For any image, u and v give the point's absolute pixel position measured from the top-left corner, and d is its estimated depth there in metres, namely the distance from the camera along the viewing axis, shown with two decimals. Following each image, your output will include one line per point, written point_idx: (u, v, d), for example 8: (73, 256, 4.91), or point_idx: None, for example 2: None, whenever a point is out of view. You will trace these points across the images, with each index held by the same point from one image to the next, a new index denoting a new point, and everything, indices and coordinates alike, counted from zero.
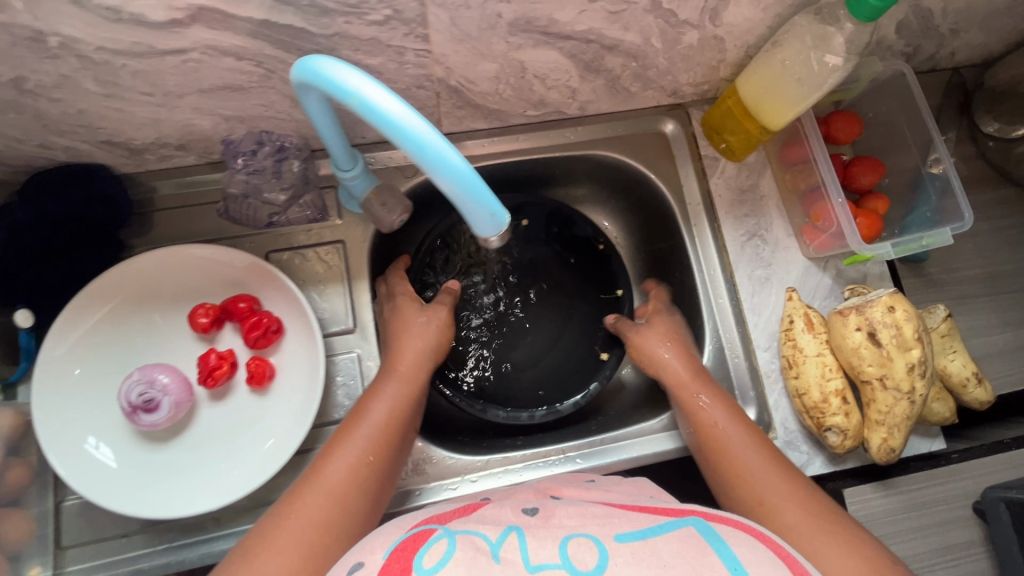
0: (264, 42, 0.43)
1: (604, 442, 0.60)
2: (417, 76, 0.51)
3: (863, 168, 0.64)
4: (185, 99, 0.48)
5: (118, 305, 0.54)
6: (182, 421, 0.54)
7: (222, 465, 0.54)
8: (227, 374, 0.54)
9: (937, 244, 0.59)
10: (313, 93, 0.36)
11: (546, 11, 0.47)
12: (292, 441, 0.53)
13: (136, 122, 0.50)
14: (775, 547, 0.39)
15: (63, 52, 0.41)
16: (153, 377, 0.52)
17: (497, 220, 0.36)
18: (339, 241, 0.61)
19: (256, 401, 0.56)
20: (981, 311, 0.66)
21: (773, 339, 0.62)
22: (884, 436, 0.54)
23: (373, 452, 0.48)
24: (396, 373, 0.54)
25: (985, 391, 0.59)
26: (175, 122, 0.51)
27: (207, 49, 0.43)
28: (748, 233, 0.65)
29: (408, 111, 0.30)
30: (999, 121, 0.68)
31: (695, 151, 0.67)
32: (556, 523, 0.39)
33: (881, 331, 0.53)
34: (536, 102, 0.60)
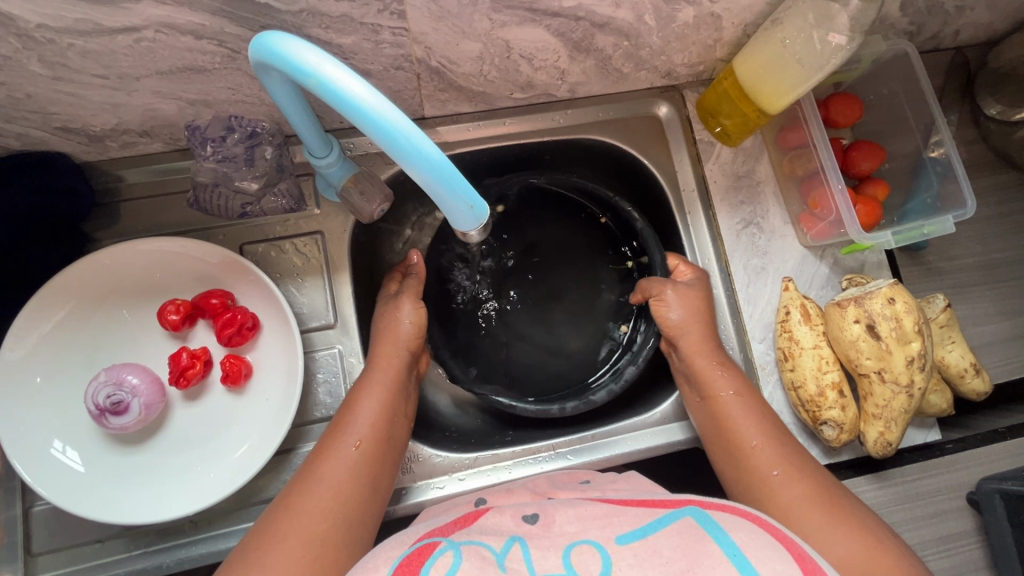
0: (225, 20, 0.40)
1: (596, 437, 0.58)
2: (394, 57, 0.48)
3: (862, 153, 0.62)
4: (143, 82, 0.45)
5: (82, 303, 0.51)
6: (154, 423, 0.52)
7: (198, 467, 0.52)
8: (200, 373, 0.52)
9: (937, 233, 0.57)
10: (272, 73, 0.33)
11: None
12: (271, 443, 0.51)
13: (92, 107, 0.47)
14: (773, 530, 0.38)
15: (1, 30, 0.37)
16: (121, 378, 0.49)
17: (475, 212, 0.34)
18: (317, 232, 0.58)
19: (233, 400, 0.54)
20: (979, 300, 0.65)
21: (769, 330, 0.60)
22: (881, 430, 0.53)
23: (365, 441, 0.47)
24: (380, 362, 0.52)
25: (983, 381, 0.58)
26: (135, 106, 0.48)
27: (162, 26, 0.39)
28: (744, 221, 0.63)
29: (375, 95, 0.27)
30: (1002, 103, 0.66)
31: (690, 135, 0.64)
32: (557, 531, 0.38)
33: (881, 323, 0.51)
34: (524, 84, 0.57)
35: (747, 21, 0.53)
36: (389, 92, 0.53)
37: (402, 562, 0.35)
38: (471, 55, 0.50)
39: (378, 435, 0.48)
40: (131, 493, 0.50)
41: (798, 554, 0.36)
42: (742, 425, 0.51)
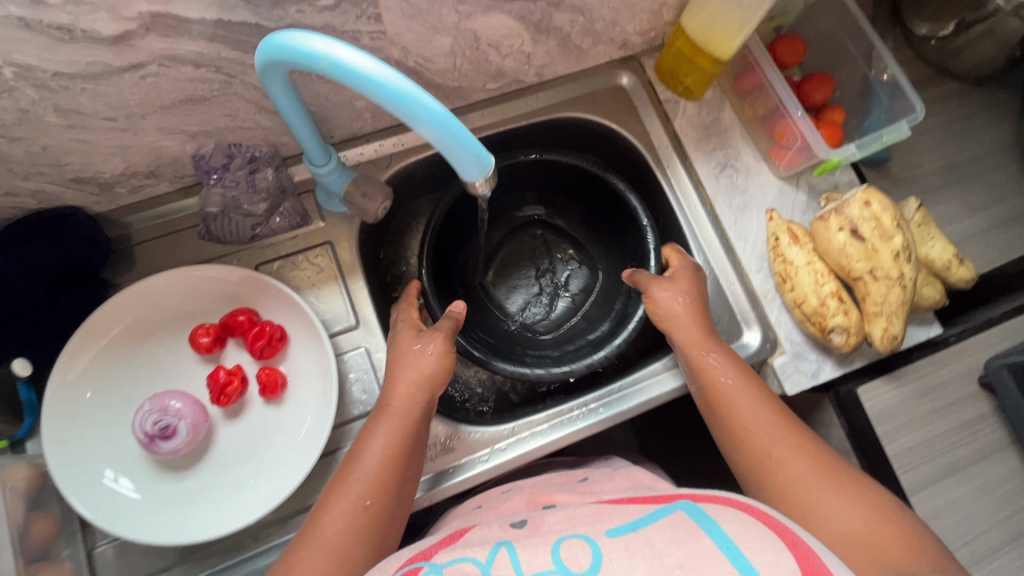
0: (221, 45, 0.43)
1: (623, 388, 0.61)
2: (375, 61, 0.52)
3: (814, 85, 0.67)
4: (148, 119, 0.48)
5: (117, 340, 0.53)
6: (202, 445, 0.54)
7: (249, 481, 0.53)
8: (238, 389, 0.54)
9: (896, 140, 0.61)
10: (279, 75, 0.36)
11: None
12: (317, 443, 0.52)
13: (103, 152, 0.50)
14: (767, 518, 0.39)
15: (19, 83, 0.41)
16: (165, 404, 0.51)
17: (482, 161, 0.37)
18: (326, 243, 0.61)
19: (272, 412, 0.55)
20: (949, 200, 0.69)
21: (763, 260, 0.63)
22: (885, 325, 0.56)
23: (373, 495, 0.46)
24: (395, 412, 0.50)
25: (968, 269, 0.61)
26: (143, 146, 0.51)
27: (164, 59, 0.43)
28: (719, 164, 0.67)
29: (380, 64, 0.31)
30: (928, 21, 0.71)
31: (655, 97, 0.69)
32: (546, 530, 0.42)
33: (862, 226, 0.55)
34: (496, 73, 0.62)
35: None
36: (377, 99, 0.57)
37: None
38: (445, 49, 0.54)
39: (384, 486, 0.47)
40: (188, 516, 0.51)
41: (792, 542, 0.37)
42: (739, 407, 0.51)
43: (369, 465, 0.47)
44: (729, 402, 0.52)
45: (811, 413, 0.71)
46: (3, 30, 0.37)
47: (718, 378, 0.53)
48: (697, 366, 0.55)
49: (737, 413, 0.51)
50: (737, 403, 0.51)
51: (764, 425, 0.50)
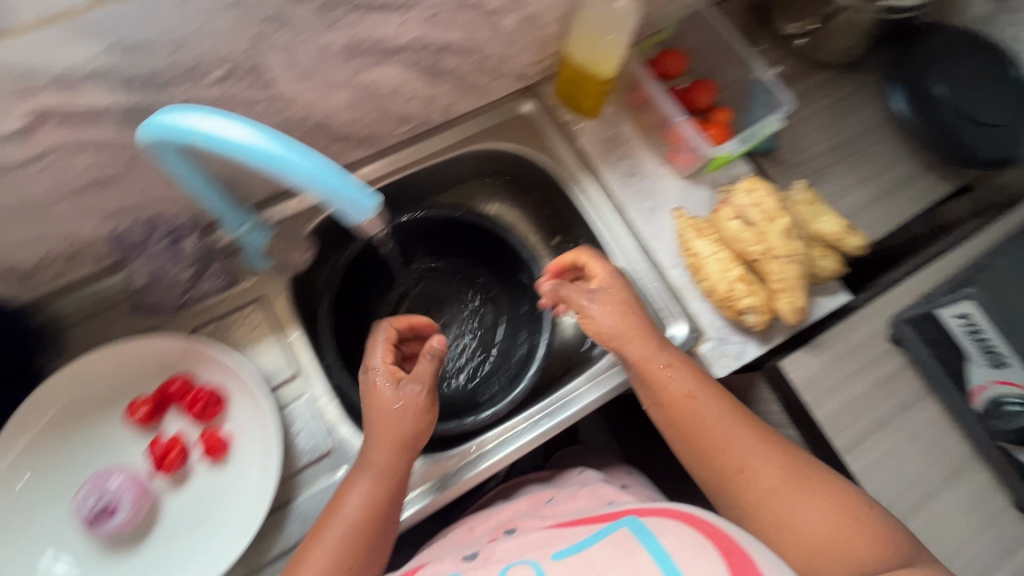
0: (118, 128, 0.46)
1: (563, 396, 0.63)
2: (278, 122, 0.55)
3: (698, 90, 0.73)
4: (59, 206, 0.50)
5: (50, 427, 0.53)
6: (148, 520, 0.53)
7: (200, 547, 0.53)
8: (180, 456, 0.54)
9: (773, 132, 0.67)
10: (166, 148, 0.39)
11: (371, 31, 0.51)
12: (263, 498, 0.53)
13: (17, 243, 0.51)
14: (705, 527, 0.43)
15: None
16: (104, 482, 0.52)
17: (361, 204, 0.39)
18: (258, 299, 0.63)
19: (216, 476, 0.55)
20: (840, 176, 0.75)
21: (678, 257, 0.68)
22: (790, 299, 0.60)
23: (355, 547, 0.49)
24: (374, 466, 0.51)
25: (862, 237, 0.66)
26: (59, 232, 0.52)
27: (63, 148, 0.45)
28: (626, 173, 0.72)
29: (245, 129, 0.34)
30: (794, 22, 0.79)
31: (557, 120, 0.74)
32: (495, 559, 0.48)
33: (749, 212, 0.61)
34: (402, 117, 0.65)
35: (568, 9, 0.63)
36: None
37: None
38: (347, 103, 0.58)
39: (360, 538, 0.49)
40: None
41: (727, 547, 0.41)
42: (710, 422, 0.56)
43: (349, 517, 0.50)
44: (689, 417, 0.57)
45: (747, 391, 0.75)
46: None
47: (681, 391, 0.57)
48: (655, 377, 0.58)
49: (700, 425, 0.57)
50: (693, 415, 0.57)
51: (728, 432, 0.56)
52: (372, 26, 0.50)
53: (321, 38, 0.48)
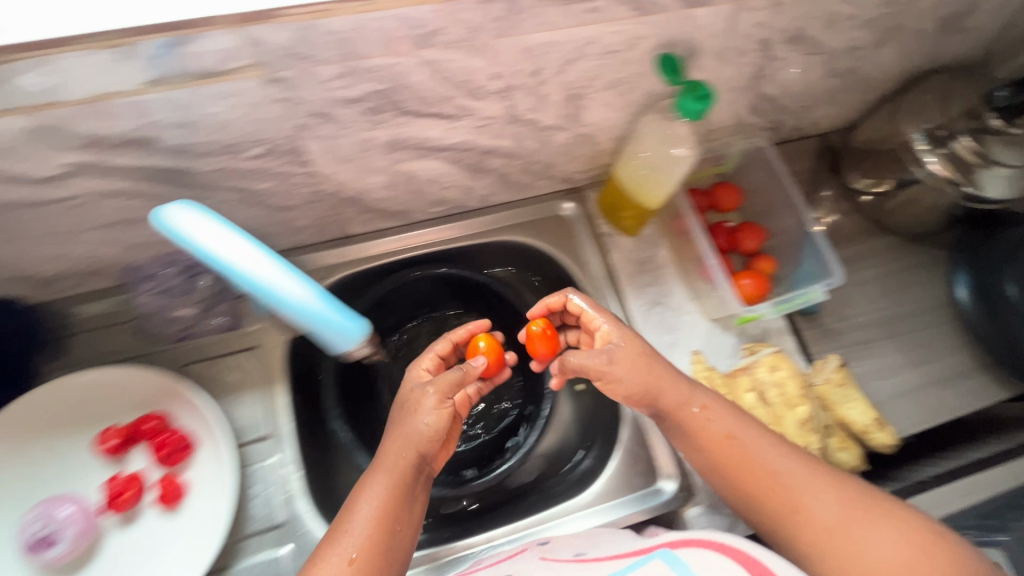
0: (374, 117, 0.60)
1: (535, 524, 0.76)
2: (482, 122, 0.68)
3: (747, 235, 0.90)
4: (325, 169, 0.68)
5: (24, 442, 0.69)
6: (95, 541, 0.68)
7: (186, 542, 0.69)
8: (132, 497, 0.70)
9: (815, 297, 0.80)
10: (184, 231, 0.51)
11: (576, 60, 0.61)
12: (212, 536, 0.68)
13: (294, 193, 0.70)
14: (727, 548, 0.54)
15: (268, 153, 0.61)
16: (50, 513, 0.66)
17: (351, 334, 0.60)
18: (256, 346, 0.82)
19: (168, 516, 0.71)
20: (882, 353, 0.93)
21: (683, 405, 0.83)
22: (794, 492, 0.71)
23: (371, 534, 0.60)
24: (386, 466, 0.65)
25: (887, 435, 0.80)
26: (321, 187, 0.71)
27: (341, 127, 0.60)
28: (651, 302, 0.90)
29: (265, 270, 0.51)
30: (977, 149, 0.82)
31: (593, 229, 0.94)
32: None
33: (768, 389, 0.71)
34: (548, 130, 0.74)
35: (734, 32, 0.65)
36: (477, 151, 0.74)
37: None
38: (507, 118, 0.68)
39: (381, 532, 0.60)
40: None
41: (741, 556, 0.51)
42: (759, 456, 0.62)
43: (362, 520, 0.60)
44: (734, 441, 0.64)
45: None
46: (266, 120, 0.55)
47: (722, 434, 0.65)
48: (692, 421, 0.66)
49: (744, 452, 0.63)
50: (745, 433, 0.64)
51: (783, 474, 0.61)
52: (580, 56, 0.61)
53: (505, 69, 0.59)
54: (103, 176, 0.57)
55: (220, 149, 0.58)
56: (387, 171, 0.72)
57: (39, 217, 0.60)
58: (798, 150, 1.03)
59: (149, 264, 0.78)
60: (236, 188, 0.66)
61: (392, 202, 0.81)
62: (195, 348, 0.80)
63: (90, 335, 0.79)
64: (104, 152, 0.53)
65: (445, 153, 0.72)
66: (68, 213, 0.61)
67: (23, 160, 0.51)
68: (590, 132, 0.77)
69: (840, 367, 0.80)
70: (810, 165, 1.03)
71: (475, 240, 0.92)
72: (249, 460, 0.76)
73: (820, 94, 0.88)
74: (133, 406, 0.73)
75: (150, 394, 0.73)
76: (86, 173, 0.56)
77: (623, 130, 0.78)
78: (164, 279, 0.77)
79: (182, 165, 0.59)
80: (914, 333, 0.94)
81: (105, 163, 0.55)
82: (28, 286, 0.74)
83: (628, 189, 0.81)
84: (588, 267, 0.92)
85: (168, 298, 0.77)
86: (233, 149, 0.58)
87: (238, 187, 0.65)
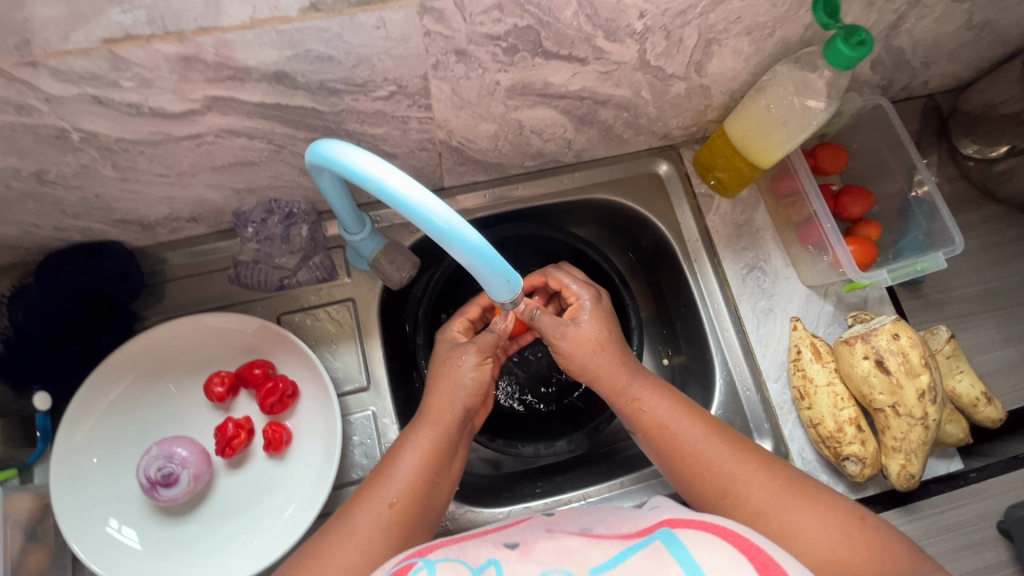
0: (506, 54, 0.58)
1: (626, 486, 0.78)
2: (606, 67, 0.64)
3: (852, 199, 0.86)
4: (440, 115, 0.65)
5: (132, 381, 0.71)
6: (205, 487, 0.71)
7: (289, 488, 0.71)
8: (242, 442, 0.70)
9: (931, 267, 0.78)
10: (324, 170, 0.50)
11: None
12: (318, 483, 0.70)
13: (405, 140, 0.68)
14: (740, 542, 0.48)
15: (396, 94, 0.59)
16: (171, 452, 0.68)
17: (511, 285, 0.51)
18: (348, 299, 0.79)
19: (274, 463, 0.72)
20: (980, 327, 0.89)
21: (781, 371, 0.81)
22: (902, 462, 0.72)
23: (416, 483, 0.61)
24: (431, 419, 0.65)
25: (995, 409, 0.78)
26: (432, 134, 0.68)
27: (471, 64, 0.58)
28: (748, 266, 0.86)
29: (431, 200, 0.43)
30: None
31: (690, 189, 0.89)
32: (533, 558, 0.52)
33: (889, 358, 0.70)
34: (668, 80, 0.70)
35: None
36: (590, 101, 0.71)
37: None
38: (634, 64, 0.65)
39: (421, 483, 0.61)
40: (197, 567, 0.67)
41: (762, 563, 0.46)
42: (684, 438, 0.65)
43: (402, 472, 0.61)
44: (671, 429, 0.66)
45: (901, 502, 0.78)
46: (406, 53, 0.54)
47: (653, 419, 0.67)
48: (628, 409, 0.69)
49: (681, 440, 0.65)
50: (676, 425, 0.66)
51: (704, 452, 0.64)
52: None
53: (650, 6, 0.57)
54: (231, 113, 0.56)
55: (353, 86, 0.56)
56: (499, 120, 0.69)
57: (166, 154, 0.59)
58: (905, 111, 0.96)
59: (252, 210, 0.74)
60: (352, 133, 0.64)
61: (491, 156, 0.78)
62: (290, 300, 0.79)
63: (183, 284, 0.78)
64: (237, 87, 0.53)
65: (558, 102, 0.69)
66: (193, 151, 0.60)
67: (157, 93, 0.51)
68: (707, 84, 0.73)
69: (952, 338, 0.77)
70: (916, 127, 0.96)
71: (566, 197, 0.88)
72: (349, 410, 0.76)
73: (945, 49, 0.83)
74: (241, 352, 0.75)
75: (256, 340, 0.74)
76: (217, 109, 0.55)
77: (744, 81, 0.74)
78: (264, 226, 0.73)
79: (312, 104, 0.57)
80: (1015, 308, 0.91)
81: (239, 98, 0.54)
82: (128, 231, 0.72)
83: (747, 141, 0.77)
84: (682, 228, 0.88)
85: (267, 247, 0.74)
86: (364, 86, 0.57)
87: (353, 131, 0.63)
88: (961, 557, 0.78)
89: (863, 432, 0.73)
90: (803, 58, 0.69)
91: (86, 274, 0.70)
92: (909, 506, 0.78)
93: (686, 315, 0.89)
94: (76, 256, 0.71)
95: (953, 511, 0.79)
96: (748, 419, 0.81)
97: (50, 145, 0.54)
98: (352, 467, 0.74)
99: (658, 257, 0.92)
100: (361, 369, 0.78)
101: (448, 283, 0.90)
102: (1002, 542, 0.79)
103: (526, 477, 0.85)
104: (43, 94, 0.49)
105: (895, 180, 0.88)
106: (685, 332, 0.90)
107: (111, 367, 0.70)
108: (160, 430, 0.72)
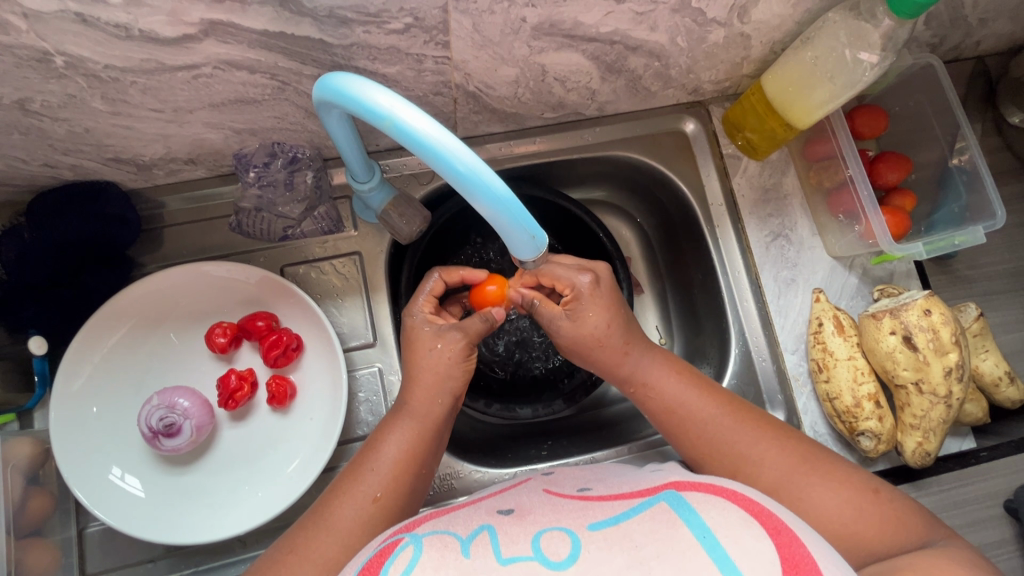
0: None
1: (632, 452, 0.77)
2: (642, 5, 0.58)
3: (889, 166, 0.81)
4: (457, 57, 0.60)
5: (130, 328, 0.69)
6: (208, 440, 0.70)
7: (293, 443, 0.70)
8: (245, 395, 0.69)
9: (968, 242, 0.74)
10: (333, 108, 0.45)
11: None
12: (322, 442, 0.68)
13: (417, 83, 0.63)
14: (751, 506, 0.46)
15: (411, 27, 0.54)
16: (173, 402, 0.66)
17: (536, 242, 0.48)
18: (355, 253, 0.76)
19: (277, 416, 0.71)
20: (1005, 306, 0.86)
21: (800, 343, 0.79)
22: (918, 440, 0.71)
23: (397, 478, 0.59)
24: (414, 412, 0.63)
25: (1015, 390, 0.76)
26: (446, 78, 0.63)
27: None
28: (773, 233, 0.82)
29: (446, 136, 0.38)
30: None
31: (717, 148, 0.84)
32: (529, 521, 0.49)
33: (917, 335, 0.68)
34: (707, 26, 0.64)
35: None
36: (618, 47, 0.65)
37: (375, 557, 0.46)
38: (673, 5, 0.59)
39: (405, 474, 0.60)
40: (201, 516, 0.66)
41: (776, 530, 0.43)
42: (695, 413, 0.64)
43: (382, 467, 0.60)
44: (680, 413, 0.64)
45: (910, 480, 0.77)
46: None
47: (663, 395, 0.65)
48: (638, 391, 0.67)
49: (691, 423, 0.64)
50: (687, 405, 0.64)
51: (716, 429, 0.62)
52: None
53: None
54: (230, 41, 0.51)
55: (362, 15, 0.51)
56: (521, 63, 0.64)
57: (159, 86, 0.55)
58: (951, 72, 0.89)
59: (254, 154, 0.69)
60: (360, 70, 0.59)
61: (508, 105, 0.73)
62: (293, 251, 0.75)
63: (182, 230, 0.74)
64: (238, 10, 0.48)
65: (585, 48, 0.63)
66: (190, 84, 0.55)
67: (147, 13, 0.46)
68: (748, 33, 0.67)
69: (982, 317, 0.75)
70: (961, 91, 0.90)
71: (583, 152, 0.83)
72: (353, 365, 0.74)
73: (1006, 5, 0.76)
74: (244, 303, 0.72)
75: (259, 291, 0.71)
76: (214, 36, 0.50)
77: (788, 31, 0.68)
78: (267, 170, 0.69)
79: (318, 34, 0.52)
80: None
81: (240, 24, 0.49)
82: (123, 170, 0.68)
83: (785, 97, 0.72)
84: (706, 189, 0.83)
85: (270, 194, 0.71)
86: (375, 16, 0.51)
87: (362, 69, 0.58)
88: (964, 534, 0.78)
89: (879, 409, 0.72)
90: (862, 6, 0.63)
91: (76, 215, 0.66)
92: (918, 483, 0.78)
93: (701, 283, 0.86)
94: (70, 195, 0.67)
95: (962, 490, 0.79)
96: (760, 391, 0.78)
97: (32, 70, 0.50)
98: (357, 423, 0.73)
99: (677, 220, 0.88)
100: (364, 325, 0.75)
101: (453, 238, 0.85)
102: (1007, 521, 0.78)
103: (530, 437, 0.84)
104: (20, 8, 0.44)
105: (935, 147, 0.83)
106: (701, 299, 0.87)
107: (108, 313, 0.67)
108: (160, 380, 0.70)
